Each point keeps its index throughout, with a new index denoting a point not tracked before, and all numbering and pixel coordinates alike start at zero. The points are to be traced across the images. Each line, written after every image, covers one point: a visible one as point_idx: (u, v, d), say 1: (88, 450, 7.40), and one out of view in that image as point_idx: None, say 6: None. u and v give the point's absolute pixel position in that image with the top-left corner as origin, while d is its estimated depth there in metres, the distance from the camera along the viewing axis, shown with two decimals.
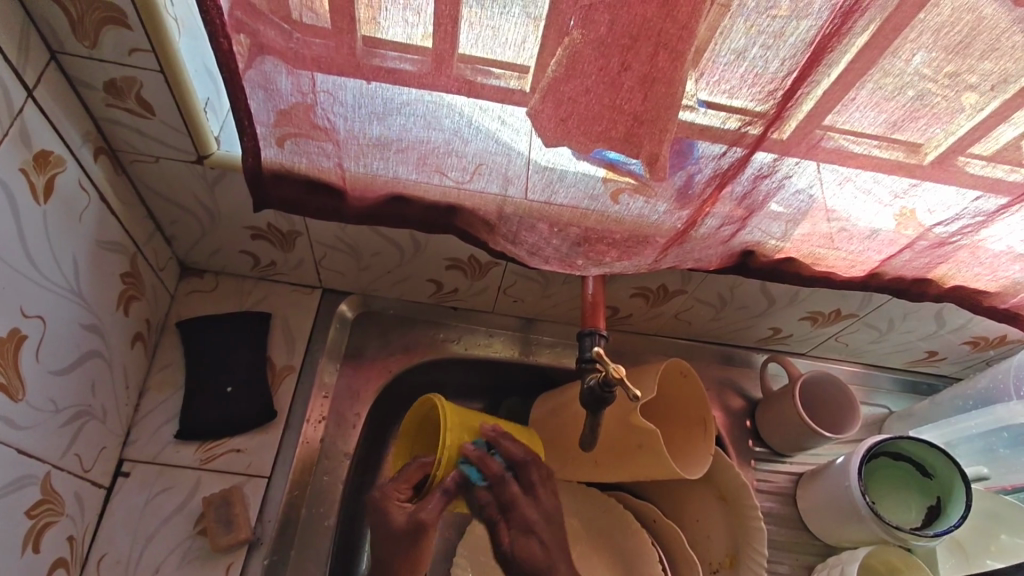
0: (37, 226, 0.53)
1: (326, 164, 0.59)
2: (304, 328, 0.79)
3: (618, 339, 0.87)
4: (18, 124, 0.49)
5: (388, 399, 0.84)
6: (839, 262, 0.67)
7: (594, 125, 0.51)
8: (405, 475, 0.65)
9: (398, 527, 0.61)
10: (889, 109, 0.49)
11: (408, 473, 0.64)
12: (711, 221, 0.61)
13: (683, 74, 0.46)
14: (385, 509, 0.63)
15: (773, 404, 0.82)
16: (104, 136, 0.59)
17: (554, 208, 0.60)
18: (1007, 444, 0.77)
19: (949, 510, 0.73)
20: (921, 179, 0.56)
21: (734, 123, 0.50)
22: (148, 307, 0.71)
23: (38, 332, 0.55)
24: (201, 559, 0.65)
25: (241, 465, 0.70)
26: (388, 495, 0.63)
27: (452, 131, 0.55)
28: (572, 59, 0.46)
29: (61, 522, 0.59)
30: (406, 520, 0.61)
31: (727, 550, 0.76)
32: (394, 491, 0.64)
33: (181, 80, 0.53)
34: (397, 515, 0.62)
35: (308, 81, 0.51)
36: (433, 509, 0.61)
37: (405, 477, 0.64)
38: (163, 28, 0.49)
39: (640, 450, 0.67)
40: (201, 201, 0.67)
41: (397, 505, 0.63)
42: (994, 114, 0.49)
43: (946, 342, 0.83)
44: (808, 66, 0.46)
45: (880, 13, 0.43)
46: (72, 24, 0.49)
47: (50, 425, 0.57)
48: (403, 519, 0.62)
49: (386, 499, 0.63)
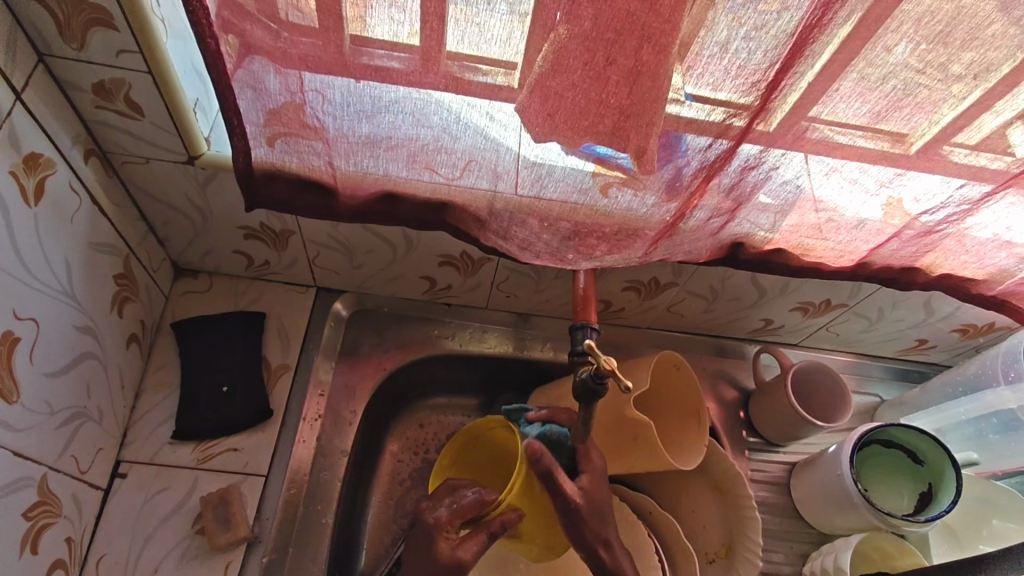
0: (29, 229, 0.53)
1: (316, 163, 0.60)
2: (299, 327, 0.79)
3: (611, 333, 0.88)
4: (7, 128, 0.50)
5: (383, 396, 0.84)
6: (828, 252, 0.68)
7: (582, 119, 0.51)
8: (459, 507, 0.60)
9: (441, 561, 0.57)
10: (872, 99, 0.50)
11: (463, 506, 0.60)
12: (700, 213, 0.62)
13: (669, 67, 0.47)
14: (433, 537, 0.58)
15: (767, 394, 0.82)
16: (93, 138, 0.59)
17: (544, 203, 0.61)
18: (997, 430, 0.77)
19: (940, 495, 0.74)
20: (906, 169, 0.56)
21: (719, 116, 0.51)
22: (143, 309, 0.71)
23: (32, 334, 0.55)
24: (200, 557, 0.65)
25: (238, 464, 0.70)
26: (438, 520, 0.59)
27: (440, 128, 0.55)
28: (557, 55, 0.47)
29: (59, 524, 0.59)
30: (450, 556, 0.57)
31: (723, 540, 0.77)
32: (444, 520, 0.59)
33: (169, 80, 0.53)
34: (446, 549, 0.57)
35: (296, 80, 0.52)
36: (474, 549, 0.58)
37: (459, 508, 0.60)
38: (150, 28, 0.49)
39: (634, 442, 0.67)
40: (193, 203, 0.67)
41: (445, 539, 0.58)
42: (976, 104, 0.50)
43: (936, 330, 0.84)
44: (791, 57, 0.46)
45: (860, 5, 0.43)
46: (60, 27, 0.49)
47: (46, 426, 0.57)
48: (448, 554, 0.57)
49: (435, 528, 0.58)
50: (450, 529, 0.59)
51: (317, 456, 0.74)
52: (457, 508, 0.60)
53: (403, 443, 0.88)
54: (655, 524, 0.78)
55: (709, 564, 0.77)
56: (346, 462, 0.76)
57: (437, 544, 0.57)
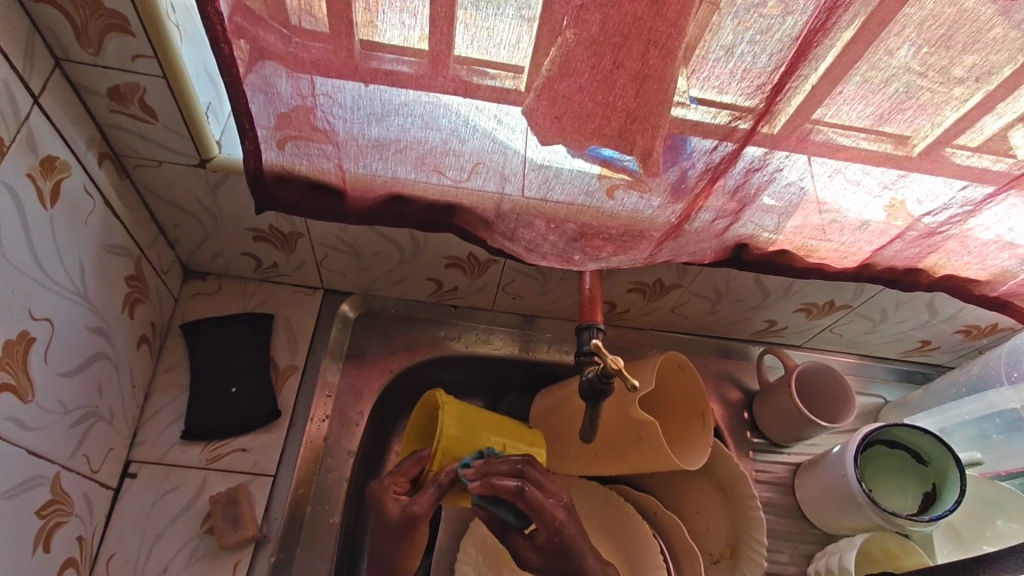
0: (44, 230, 0.54)
1: (326, 166, 0.61)
2: (306, 329, 0.80)
3: (616, 334, 0.88)
4: (25, 131, 0.51)
5: (390, 397, 0.85)
6: (832, 253, 0.68)
7: (589, 123, 0.52)
8: (402, 469, 0.67)
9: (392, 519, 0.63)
10: (875, 102, 0.50)
11: (406, 465, 0.67)
12: (705, 215, 0.63)
13: (675, 71, 0.48)
14: (381, 501, 0.64)
15: (771, 395, 0.83)
16: (107, 141, 0.60)
17: (550, 205, 0.61)
18: (1000, 430, 0.78)
19: (944, 496, 0.74)
20: (909, 171, 0.57)
21: (724, 118, 0.52)
22: (153, 310, 0.72)
23: (46, 334, 0.56)
24: (209, 557, 0.66)
25: (247, 464, 0.71)
26: (383, 486, 0.65)
27: (449, 131, 0.56)
28: (565, 58, 0.47)
29: (71, 522, 0.60)
30: (400, 512, 0.63)
31: (727, 540, 0.78)
32: (392, 484, 0.66)
33: (183, 85, 0.54)
34: (391, 504, 0.64)
35: (308, 84, 0.53)
36: (426, 504, 0.63)
37: (404, 471, 0.66)
38: (166, 33, 0.50)
39: (639, 442, 0.68)
40: (203, 204, 0.68)
41: (392, 496, 0.65)
42: (978, 107, 0.51)
43: (940, 331, 0.85)
44: (795, 60, 0.47)
45: (864, 8, 0.44)
46: (77, 30, 0.50)
47: (59, 425, 0.58)
48: (399, 511, 0.63)
49: (382, 492, 0.65)
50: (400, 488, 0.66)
51: (324, 456, 0.75)
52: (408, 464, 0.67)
53: None
54: (660, 525, 0.78)
55: (714, 565, 0.78)
56: (353, 463, 0.77)
57: (385, 502, 0.64)
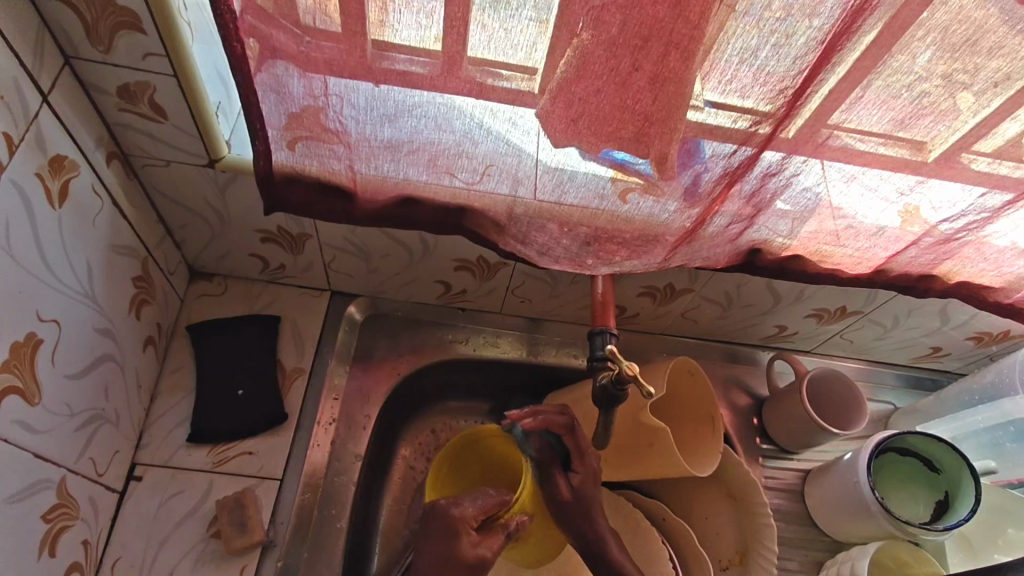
0: (52, 231, 0.53)
1: (336, 167, 0.60)
2: (313, 331, 0.79)
3: (625, 338, 0.87)
4: (34, 130, 0.50)
5: (396, 400, 0.84)
6: (846, 259, 0.68)
7: (605, 125, 0.51)
8: (483, 502, 0.63)
9: (464, 558, 0.59)
10: (894, 107, 0.50)
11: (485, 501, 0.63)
12: (720, 220, 0.62)
13: (693, 73, 0.47)
14: (457, 527, 0.61)
15: (781, 401, 0.82)
16: (116, 140, 0.59)
17: (564, 207, 0.61)
18: (1014, 438, 0.77)
19: (957, 505, 0.74)
20: (927, 177, 0.56)
21: (744, 123, 0.51)
22: (159, 311, 0.71)
23: (54, 336, 0.55)
24: (215, 561, 0.65)
25: (253, 468, 0.70)
26: (461, 516, 0.62)
27: (462, 132, 0.55)
28: (582, 60, 0.47)
29: (76, 526, 0.59)
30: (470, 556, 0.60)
31: (736, 547, 0.77)
32: (469, 515, 0.62)
33: (194, 85, 0.54)
34: (466, 545, 0.60)
35: (320, 84, 0.52)
36: (495, 547, 0.61)
37: (483, 505, 0.63)
38: (178, 32, 0.49)
39: (650, 447, 0.68)
40: (211, 205, 0.67)
41: (467, 535, 0.61)
42: (997, 112, 0.50)
43: (950, 338, 0.84)
44: (817, 65, 0.46)
45: (888, 12, 0.43)
46: (87, 29, 0.49)
47: (65, 429, 0.57)
48: (471, 552, 0.60)
49: (460, 524, 0.61)
50: (472, 525, 0.62)
51: (331, 460, 0.74)
52: (480, 504, 0.63)
53: (415, 448, 0.88)
54: (669, 532, 0.77)
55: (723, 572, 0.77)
56: (360, 467, 0.76)
57: (459, 541, 0.60)
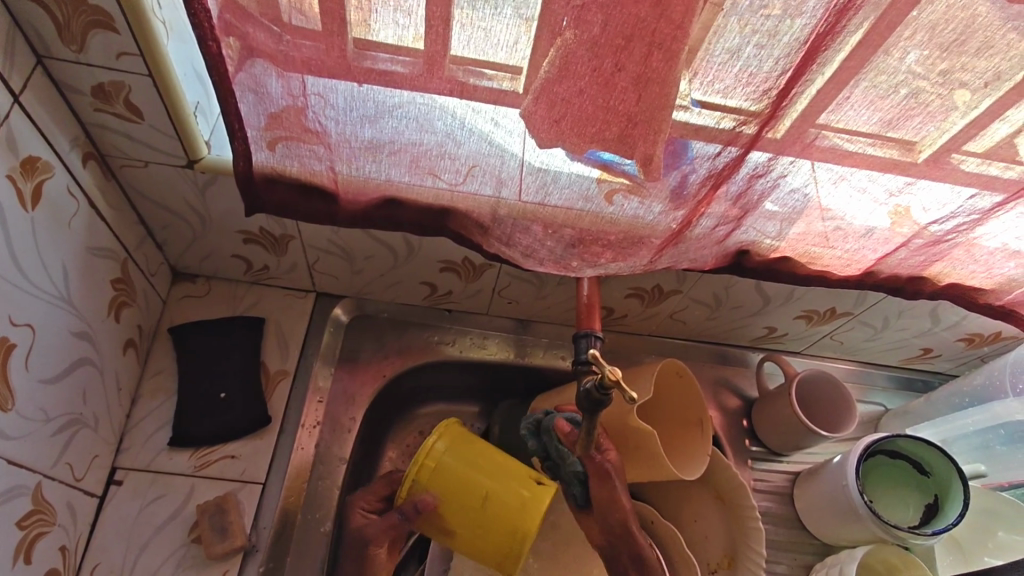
0: (25, 233, 0.52)
1: (317, 167, 0.59)
2: (298, 333, 0.78)
3: (613, 339, 0.87)
4: (4, 131, 0.49)
5: (382, 403, 0.83)
6: (835, 261, 0.67)
7: (588, 126, 0.50)
8: (373, 487, 0.65)
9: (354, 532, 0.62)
10: (882, 108, 0.49)
11: (376, 486, 0.64)
12: (707, 221, 0.61)
13: (678, 73, 0.46)
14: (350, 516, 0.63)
15: (770, 403, 0.82)
16: (92, 140, 0.58)
17: (548, 208, 0.60)
18: (1004, 441, 0.77)
19: (947, 507, 0.73)
20: (916, 178, 0.55)
21: (728, 123, 0.50)
22: (140, 313, 0.70)
23: (28, 341, 0.54)
24: (196, 566, 0.64)
25: (236, 472, 0.69)
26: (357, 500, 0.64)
27: (444, 133, 0.54)
28: (565, 59, 0.46)
29: (53, 532, 0.58)
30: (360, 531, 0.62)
31: (725, 550, 0.77)
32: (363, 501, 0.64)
33: (170, 85, 0.53)
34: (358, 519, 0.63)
35: (299, 84, 0.51)
36: (382, 527, 0.61)
37: (372, 490, 0.64)
38: (152, 30, 0.48)
39: (636, 451, 0.67)
40: (192, 206, 0.66)
41: (360, 513, 0.63)
42: (987, 113, 0.49)
43: (942, 339, 0.83)
44: (802, 65, 0.45)
45: (873, 12, 0.42)
46: (59, 28, 0.48)
47: (40, 434, 0.56)
48: (358, 527, 0.62)
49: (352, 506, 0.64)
50: (367, 504, 0.64)
51: (316, 463, 0.73)
52: (374, 489, 0.64)
53: (402, 450, 0.87)
54: (657, 535, 0.77)
55: None
56: (345, 470, 0.75)
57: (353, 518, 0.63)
